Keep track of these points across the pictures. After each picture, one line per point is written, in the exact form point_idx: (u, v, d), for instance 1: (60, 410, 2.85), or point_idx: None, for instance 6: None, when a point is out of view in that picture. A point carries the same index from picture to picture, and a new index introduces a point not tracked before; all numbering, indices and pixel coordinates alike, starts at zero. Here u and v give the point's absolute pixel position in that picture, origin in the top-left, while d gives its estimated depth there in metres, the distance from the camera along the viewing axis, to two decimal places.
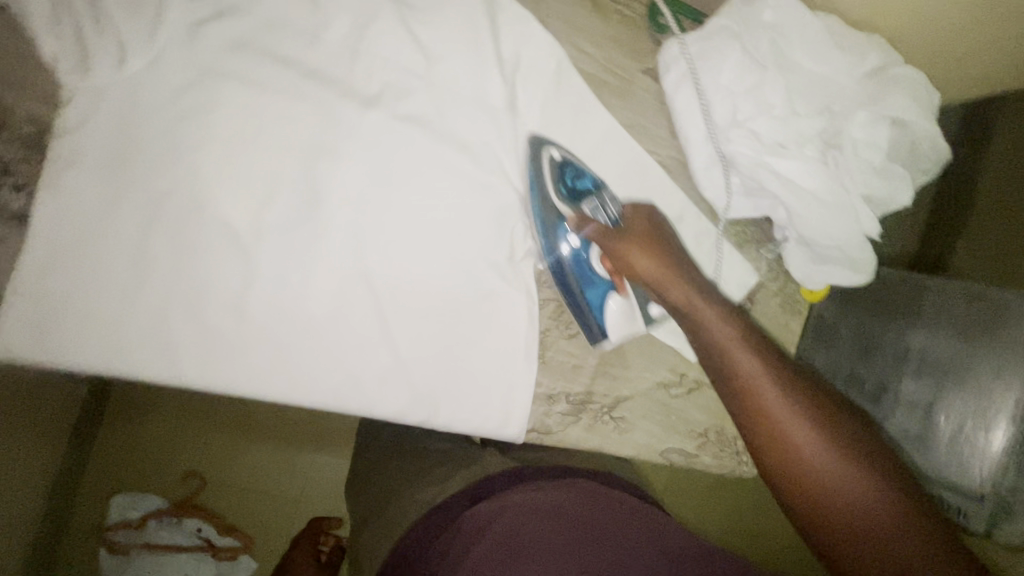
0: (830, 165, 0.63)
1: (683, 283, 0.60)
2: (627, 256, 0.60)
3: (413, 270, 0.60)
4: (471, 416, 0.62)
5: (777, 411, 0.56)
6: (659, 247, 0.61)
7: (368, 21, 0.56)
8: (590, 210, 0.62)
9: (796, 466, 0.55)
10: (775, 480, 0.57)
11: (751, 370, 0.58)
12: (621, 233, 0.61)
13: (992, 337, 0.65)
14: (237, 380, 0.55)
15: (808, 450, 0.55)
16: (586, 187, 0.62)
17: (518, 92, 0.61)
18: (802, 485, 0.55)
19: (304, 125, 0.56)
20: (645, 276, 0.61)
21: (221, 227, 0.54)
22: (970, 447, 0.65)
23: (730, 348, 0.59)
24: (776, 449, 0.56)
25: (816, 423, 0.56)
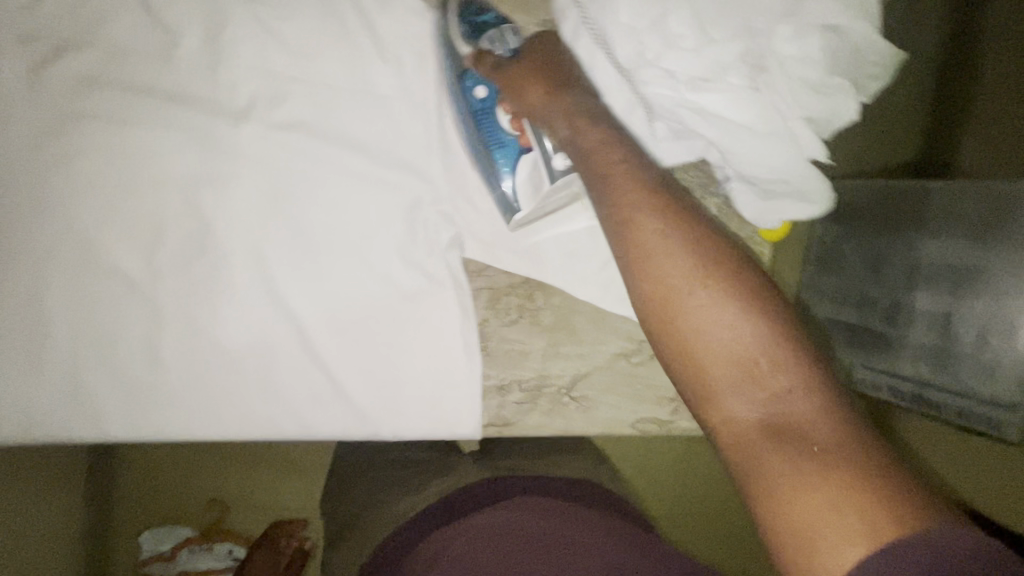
0: (762, 90, 0.57)
1: (567, 105, 0.52)
2: (514, 77, 0.54)
3: (327, 285, 0.57)
4: (418, 422, 0.60)
5: (653, 235, 0.44)
6: (569, 94, 0.52)
7: (221, 28, 0.52)
8: (488, 45, 0.54)
9: (687, 333, 0.40)
10: (662, 339, 0.42)
11: (652, 239, 0.44)
12: (516, 64, 0.54)
13: (1008, 234, 0.56)
14: (168, 427, 0.55)
15: (711, 320, 0.40)
16: (486, 17, 0.55)
17: (402, 73, 0.56)
18: (688, 348, 0.40)
19: (177, 154, 0.52)
20: (528, 106, 0.54)
21: (114, 277, 0.52)
22: (995, 356, 0.57)
23: (626, 208, 0.46)
24: (661, 307, 0.42)
25: (719, 276, 0.41)
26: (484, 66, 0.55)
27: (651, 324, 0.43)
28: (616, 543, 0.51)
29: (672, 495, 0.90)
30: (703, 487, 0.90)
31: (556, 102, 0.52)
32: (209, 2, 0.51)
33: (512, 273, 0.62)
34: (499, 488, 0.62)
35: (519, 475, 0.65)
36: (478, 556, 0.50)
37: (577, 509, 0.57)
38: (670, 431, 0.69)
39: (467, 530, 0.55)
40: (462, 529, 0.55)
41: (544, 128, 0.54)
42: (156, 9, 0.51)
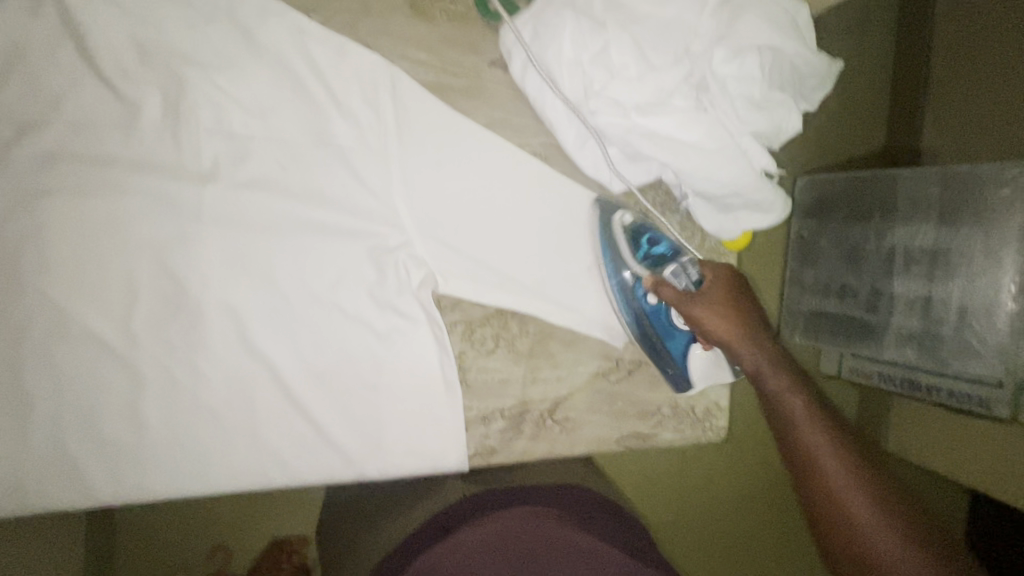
0: (706, 108, 0.59)
1: (749, 323, 0.60)
2: (698, 308, 0.60)
3: (302, 333, 0.58)
4: (403, 458, 0.61)
5: (803, 418, 0.57)
6: (754, 328, 0.61)
7: (180, 94, 0.53)
8: (671, 273, 0.63)
9: (852, 533, 0.52)
10: (813, 506, 0.54)
11: (824, 452, 0.55)
12: (700, 296, 0.61)
13: (975, 215, 0.60)
14: (152, 487, 0.55)
15: (880, 529, 0.51)
16: (662, 252, 0.64)
17: (360, 123, 0.58)
18: (836, 522, 0.53)
19: (144, 220, 0.54)
20: (709, 328, 0.60)
21: (91, 344, 0.53)
22: (974, 333, 0.60)
23: (797, 415, 0.57)
24: (830, 507, 0.53)
25: (854, 459, 0.54)
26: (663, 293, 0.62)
27: (823, 528, 0.54)
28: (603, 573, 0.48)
29: (676, 512, 0.88)
30: (701, 496, 0.88)
31: (742, 323, 0.60)
32: (165, 71, 0.53)
33: (485, 305, 0.64)
34: (475, 509, 0.58)
35: (505, 490, 0.61)
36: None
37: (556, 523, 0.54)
38: (655, 444, 0.70)
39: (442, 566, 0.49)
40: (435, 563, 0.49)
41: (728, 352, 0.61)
42: (113, 81, 0.52)
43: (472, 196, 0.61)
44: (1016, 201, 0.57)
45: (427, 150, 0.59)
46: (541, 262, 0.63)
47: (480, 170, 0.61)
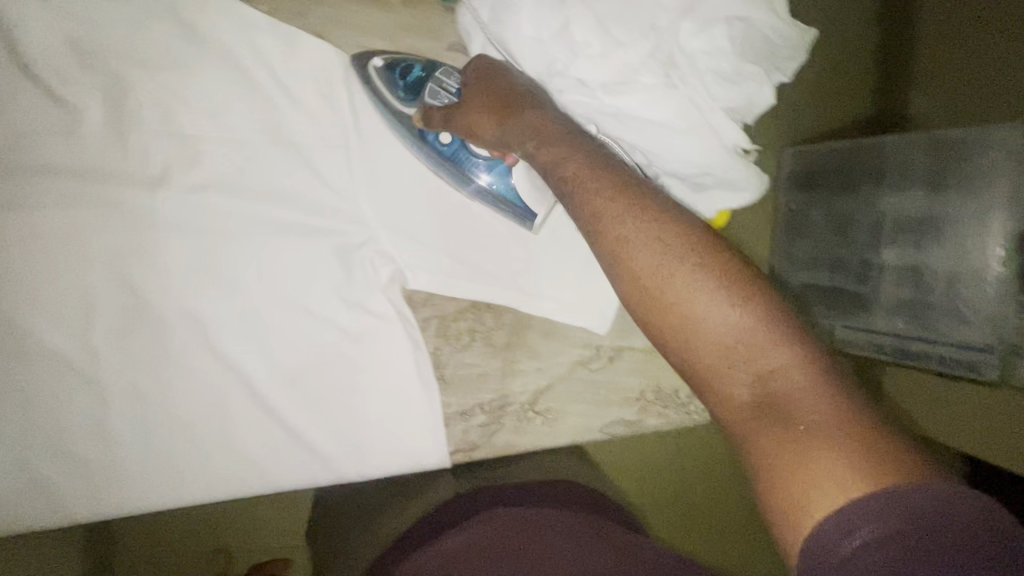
0: (675, 83, 0.57)
1: (520, 111, 0.50)
2: (462, 112, 0.53)
3: (269, 338, 0.56)
4: (383, 458, 0.60)
5: (625, 224, 0.42)
6: (527, 111, 0.51)
7: (123, 95, 0.51)
8: (431, 96, 0.55)
9: (694, 337, 0.38)
10: (658, 336, 0.40)
11: (639, 245, 0.41)
12: (462, 104, 0.53)
13: (963, 181, 0.58)
14: (128, 501, 0.54)
15: (730, 353, 0.37)
16: (419, 77, 0.55)
17: (316, 115, 0.55)
18: (692, 351, 0.38)
19: (95, 230, 0.52)
20: (481, 131, 0.52)
21: (50, 360, 0.52)
22: (964, 300, 0.59)
23: (606, 209, 0.44)
24: (676, 334, 0.39)
25: (692, 254, 0.40)
26: (432, 116, 0.54)
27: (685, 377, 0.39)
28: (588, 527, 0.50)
29: (668, 495, 0.87)
30: (694, 477, 0.88)
31: (499, 116, 0.51)
32: (105, 71, 0.51)
33: (458, 299, 0.62)
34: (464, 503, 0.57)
35: (492, 484, 0.60)
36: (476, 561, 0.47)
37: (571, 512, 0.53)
38: (640, 431, 0.69)
39: (447, 548, 0.49)
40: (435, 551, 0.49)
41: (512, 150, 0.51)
42: (51, 85, 0.50)
43: (438, 187, 0.59)
44: (1004, 164, 0.55)
45: (387, 139, 0.57)
46: (513, 251, 0.62)
47: None
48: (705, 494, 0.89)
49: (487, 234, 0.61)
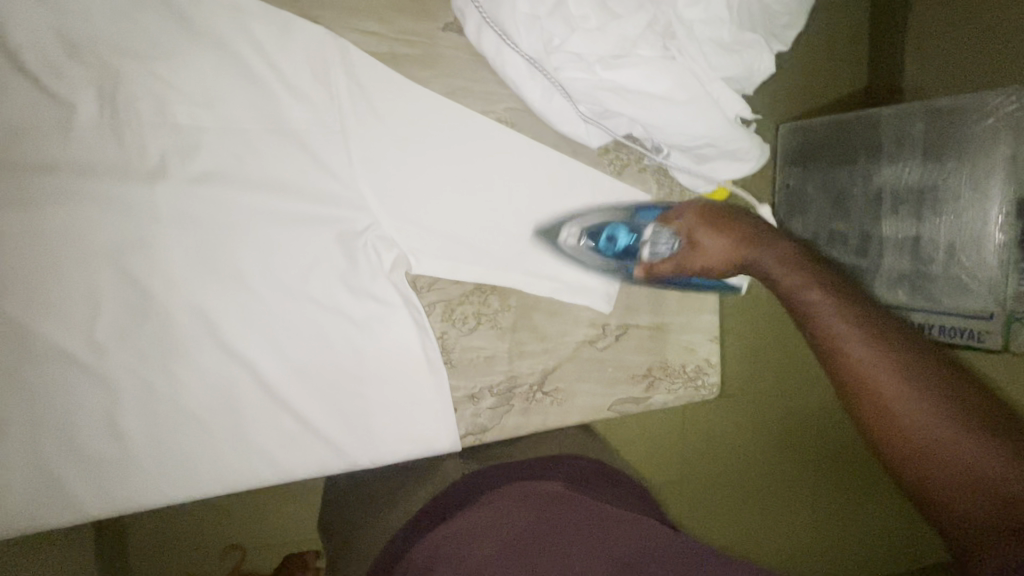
0: (674, 55, 0.57)
1: (747, 240, 0.55)
2: (693, 254, 0.57)
3: (277, 329, 0.56)
4: (395, 443, 0.60)
5: (834, 319, 0.47)
6: (764, 244, 0.54)
7: (117, 87, 0.50)
8: (654, 254, 0.59)
9: (898, 420, 0.41)
10: (859, 414, 0.44)
11: (843, 332, 0.46)
12: (686, 252, 0.57)
13: (961, 149, 0.59)
14: (142, 497, 0.54)
15: (915, 406, 0.41)
16: (629, 242, 0.60)
17: (313, 101, 0.55)
18: (898, 435, 0.41)
19: (96, 227, 0.51)
20: (710, 268, 0.57)
21: (57, 360, 0.51)
22: (966, 270, 0.59)
23: (773, 267, 0.53)
24: (881, 416, 0.42)
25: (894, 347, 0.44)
26: (663, 268, 0.59)
27: (864, 425, 0.44)
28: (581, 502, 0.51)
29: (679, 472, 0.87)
30: (705, 453, 0.88)
31: (734, 256, 0.55)
32: (96, 63, 0.50)
33: (463, 282, 0.62)
34: (471, 486, 0.58)
35: (501, 466, 0.61)
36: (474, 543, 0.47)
37: (577, 496, 0.53)
38: (648, 407, 0.69)
39: (448, 536, 0.50)
40: (437, 542, 0.49)
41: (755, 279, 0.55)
42: (42, 79, 0.49)
43: (440, 171, 0.59)
44: (1002, 131, 0.56)
45: (384, 124, 0.56)
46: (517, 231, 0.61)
47: (441, 142, 0.58)
48: (717, 473, 0.89)
49: (491, 216, 0.60)
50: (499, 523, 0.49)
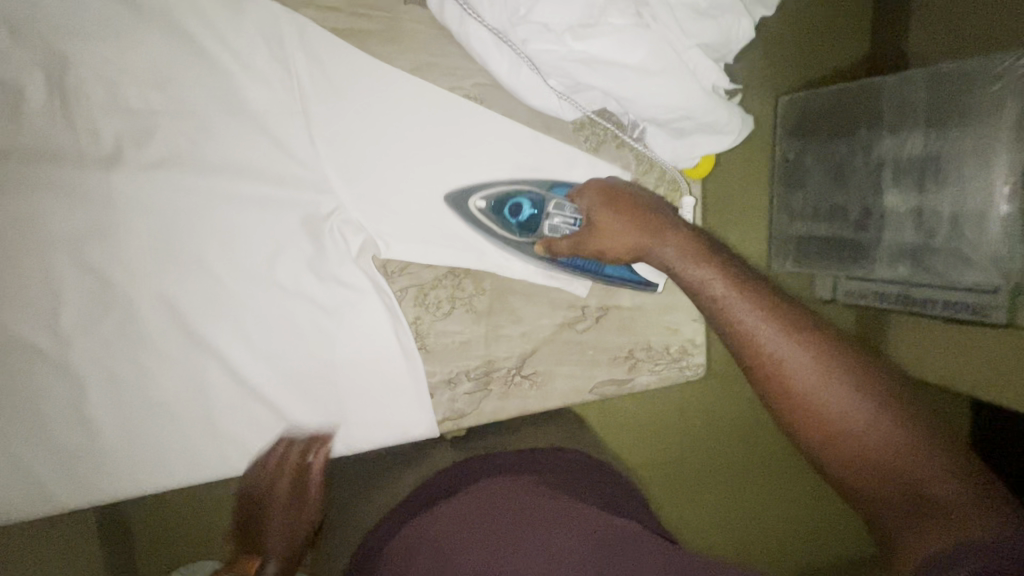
0: (647, 22, 0.54)
1: (660, 232, 0.55)
2: (603, 237, 0.57)
3: (245, 317, 0.55)
4: (371, 430, 0.60)
5: (756, 329, 0.47)
6: (676, 231, 0.55)
7: (66, 71, 0.49)
8: (550, 229, 0.59)
9: (828, 429, 0.43)
10: (794, 425, 0.45)
11: (771, 343, 0.46)
12: (590, 232, 0.57)
13: (965, 115, 0.56)
14: (117, 487, 0.54)
15: (828, 395, 0.44)
16: (530, 215, 0.59)
17: (272, 81, 0.53)
18: (830, 442, 0.43)
19: (54, 216, 0.50)
20: (613, 252, 0.57)
21: (22, 353, 0.50)
22: (969, 242, 0.56)
23: (681, 258, 0.54)
24: (813, 425, 0.44)
25: (815, 348, 0.45)
26: (557, 246, 0.59)
27: (782, 417, 0.46)
28: (565, 497, 0.52)
29: (669, 459, 0.85)
30: (699, 439, 0.86)
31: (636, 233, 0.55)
32: (43, 47, 0.48)
33: (436, 266, 0.60)
34: (459, 480, 0.59)
35: (490, 458, 0.62)
36: (455, 534, 0.48)
37: (560, 496, 0.52)
38: (631, 389, 0.68)
39: (429, 524, 0.51)
40: (420, 530, 0.51)
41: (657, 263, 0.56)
42: None
43: (412, 151, 0.57)
44: (1008, 93, 0.53)
45: (353, 105, 0.55)
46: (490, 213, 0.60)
47: (410, 121, 0.56)
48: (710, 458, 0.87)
49: (462, 197, 0.58)
50: (481, 513, 0.50)
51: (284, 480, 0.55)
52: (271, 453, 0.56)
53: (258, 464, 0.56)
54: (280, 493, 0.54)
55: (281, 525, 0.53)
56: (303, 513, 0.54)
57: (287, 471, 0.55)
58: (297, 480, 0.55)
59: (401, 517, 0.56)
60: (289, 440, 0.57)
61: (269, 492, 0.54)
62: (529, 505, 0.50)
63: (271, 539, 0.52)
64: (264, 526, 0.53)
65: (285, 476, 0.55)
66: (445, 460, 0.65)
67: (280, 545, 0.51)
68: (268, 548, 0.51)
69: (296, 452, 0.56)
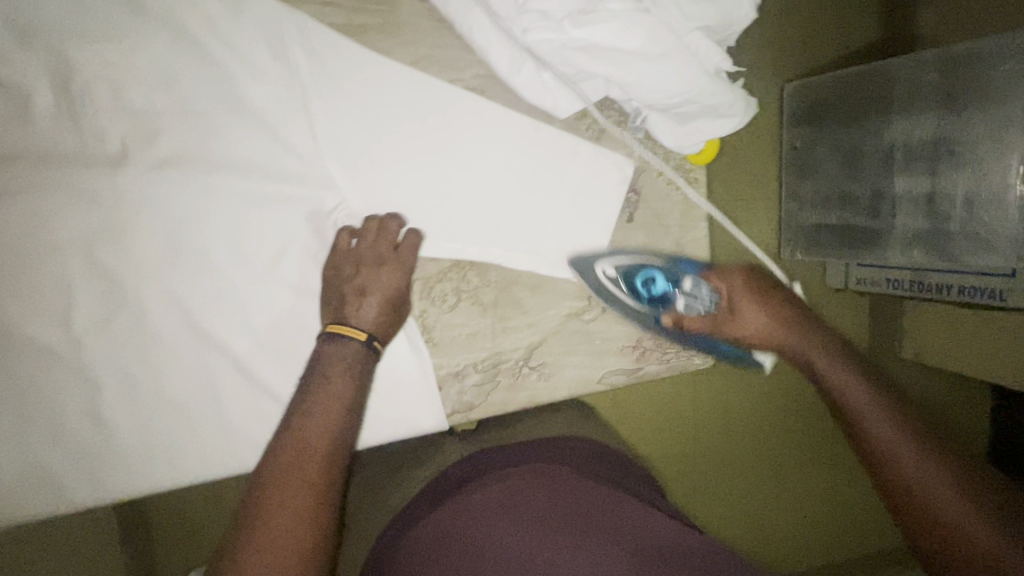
0: (645, 7, 0.53)
1: (785, 315, 0.58)
2: (739, 313, 0.60)
3: (252, 313, 0.55)
4: (380, 425, 0.60)
5: (841, 378, 0.53)
6: (796, 319, 0.58)
7: (71, 74, 0.49)
8: (685, 306, 0.62)
9: (924, 500, 0.44)
10: (882, 485, 0.47)
11: (879, 419, 0.48)
12: (724, 312, 0.61)
13: (980, 97, 0.55)
14: (130, 484, 0.54)
15: (941, 488, 0.44)
16: (664, 289, 0.62)
17: (273, 78, 0.53)
18: (916, 511, 0.44)
19: (64, 218, 0.51)
20: (748, 330, 0.60)
21: (36, 353, 0.51)
22: (984, 226, 0.56)
23: (820, 364, 0.55)
24: (904, 491, 0.45)
25: (918, 429, 0.47)
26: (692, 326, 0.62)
27: (888, 494, 0.46)
28: (577, 485, 0.52)
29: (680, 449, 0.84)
30: (712, 429, 0.85)
31: (768, 312, 0.59)
32: (49, 51, 0.49)
33: (440, 258, 0.60)
34: (472, 469, 0.59)
35: (502, 449, 0.62)
36: (468, 524, 0.48)
37: (576, 486, 0.52)
38: (641, 379, 0.67)
39: (442, 515, 0.51)
40: (433, 521, 0.51)
41: (794, 357, 0.58)
42: None
43: (412, 147, 0.57)
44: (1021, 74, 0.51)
45: (352, 102, 0.55)
46: (491, 205, 0.60)
47: (409, 117, 0.56)
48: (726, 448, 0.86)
49: (467, 189, 0.59)
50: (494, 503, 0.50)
51: (335, 416, 0.47)
52: (331, 386, 0.48)
53: (316, 366, 0.50)
54: (389, 261, 0.55)
55: (373, 309, 0.54)
56: (391, 289, 0.55)
57: (343, 408, 0.48)
58: (348, 425, 0.47)
59: (417, 508, 0.56)
60: (380, 219, 0.56)
61: (369, 267, 0.54)
62: (542, 493, 0.50)
63: (350, 307, 0.53)
64: (291, 447, 0.44)
65: (342, 385, 0.49)
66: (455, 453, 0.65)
67: (373, 322, 0.53)
68: (350, 310, 0.53)
69: (353, 380, 0.50)
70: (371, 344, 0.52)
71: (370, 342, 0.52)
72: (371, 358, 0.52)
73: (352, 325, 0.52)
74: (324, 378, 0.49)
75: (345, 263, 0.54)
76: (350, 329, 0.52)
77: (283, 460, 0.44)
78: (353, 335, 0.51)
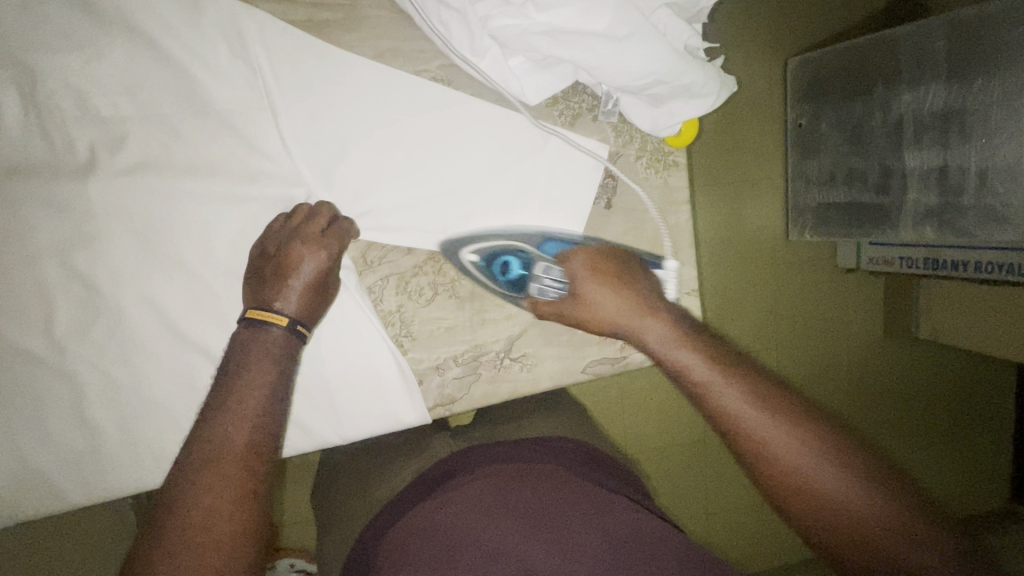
0: None
1: (630, 296, 0.55)
2: (585, 298, 0.56)
3: (229, 313, 0.56)
4: (365, 418, 0.60)
5: (689, 359, 0.49)
6: (643, 298, 0.55)
7: (38, 83, 0.50)
8: (536, 291, 0.59)
9: (793, 473, 0.41)
10: (753, 467, 0.43)
11: (735, 397, 0.44)
12: (574, 298, 0.57)
13: (988, 64, 0.52)
14: (119, 482, 0.56)
15: (791, 445, 0.42)
16: (519, 273, 0.59)
17: (237, 78, 0.53)
18: (791, 484, 0.41)
19: (42, 227, 0.52)
20: (599, 315, 0.56)
21: (21, 359, 0.53)
22: (999, 200, 0.53)
23: (663, 343, 0.51)
24: (774, 470, 0.42)
25: (768, 395, 0.45)
26: (546, 310, 0.59)
27: (748, 466, 0.43)
28: (571, 487, 0.51)
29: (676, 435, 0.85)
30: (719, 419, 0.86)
31: (617, 293, 0.55)
32: (14, 61, 0.49)
33: (416, 253, 0.60)
34: (462, 463, 0.59)
35: (500, 441, 0.62)
36: (457, 516, 0.47)
37: (559, 487, 0.51)
38: (626, 367, 0.66)
39: (430, 510, 0.50)
40: (422, 514, 0.50)
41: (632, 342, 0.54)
42: None
43: (396, 140, 0.57)
44: None
45: (337, 99, 0.55)
46: (469, 197, 0.59)
47: (392, 112, 0.56)
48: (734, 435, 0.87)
49: (449, 182, 0.59)
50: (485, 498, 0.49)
51: (244, 437, 0.45)
52: (242, 405, 0.46)
53: (228, 381, 0.48)
54: (311, 243, 0.53)
55: (296, 292, 0.53)
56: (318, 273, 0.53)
57: (250, 426, 0.45)
58: (258, 443, 0.45)
59: (404, 503, 0.56)
60: (310, 206, 0.55)
61: (289, 253, 0.53)
62: (535, 493, 0.50)
63: (272, 292, 0.52)
64: (196, 475, 0.42)
65: (254, 401, 0.47)
66: (441, 448, 0.65)
67: (296, 306, 0.52)
68: (273, 295, 0.52)
69: (265, 390, 0.48)
70: (294, 328, 0.52)
71: (292, 327, 0.52)
72: (296, 342, 0.52)
73: (269, 311, 0.51)
74: (241, 393, 0.47)
75: (270, 249, 0.54)
76: (271, 315, 0.51)
77: (191, 489, 0.41)
78: (271, 319, 0.51)
